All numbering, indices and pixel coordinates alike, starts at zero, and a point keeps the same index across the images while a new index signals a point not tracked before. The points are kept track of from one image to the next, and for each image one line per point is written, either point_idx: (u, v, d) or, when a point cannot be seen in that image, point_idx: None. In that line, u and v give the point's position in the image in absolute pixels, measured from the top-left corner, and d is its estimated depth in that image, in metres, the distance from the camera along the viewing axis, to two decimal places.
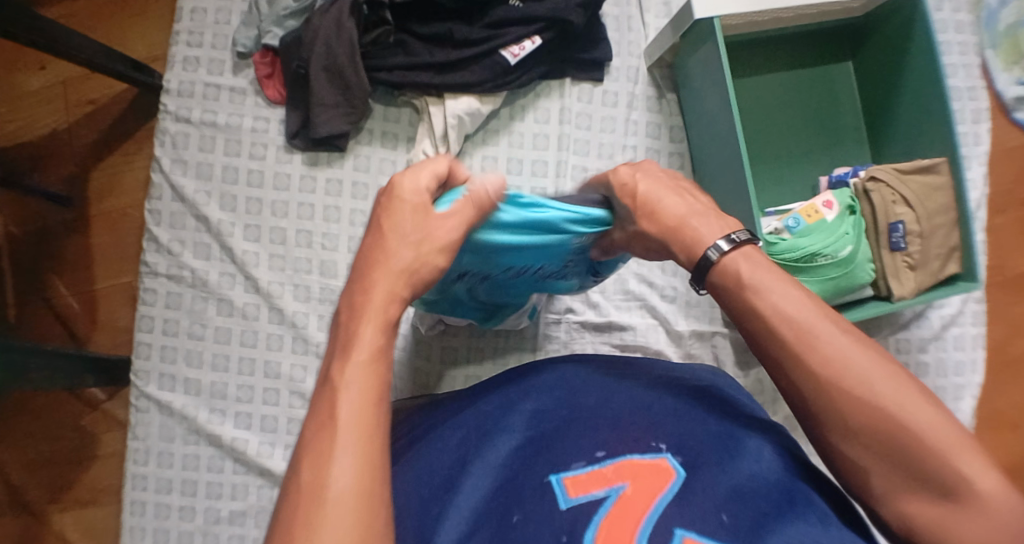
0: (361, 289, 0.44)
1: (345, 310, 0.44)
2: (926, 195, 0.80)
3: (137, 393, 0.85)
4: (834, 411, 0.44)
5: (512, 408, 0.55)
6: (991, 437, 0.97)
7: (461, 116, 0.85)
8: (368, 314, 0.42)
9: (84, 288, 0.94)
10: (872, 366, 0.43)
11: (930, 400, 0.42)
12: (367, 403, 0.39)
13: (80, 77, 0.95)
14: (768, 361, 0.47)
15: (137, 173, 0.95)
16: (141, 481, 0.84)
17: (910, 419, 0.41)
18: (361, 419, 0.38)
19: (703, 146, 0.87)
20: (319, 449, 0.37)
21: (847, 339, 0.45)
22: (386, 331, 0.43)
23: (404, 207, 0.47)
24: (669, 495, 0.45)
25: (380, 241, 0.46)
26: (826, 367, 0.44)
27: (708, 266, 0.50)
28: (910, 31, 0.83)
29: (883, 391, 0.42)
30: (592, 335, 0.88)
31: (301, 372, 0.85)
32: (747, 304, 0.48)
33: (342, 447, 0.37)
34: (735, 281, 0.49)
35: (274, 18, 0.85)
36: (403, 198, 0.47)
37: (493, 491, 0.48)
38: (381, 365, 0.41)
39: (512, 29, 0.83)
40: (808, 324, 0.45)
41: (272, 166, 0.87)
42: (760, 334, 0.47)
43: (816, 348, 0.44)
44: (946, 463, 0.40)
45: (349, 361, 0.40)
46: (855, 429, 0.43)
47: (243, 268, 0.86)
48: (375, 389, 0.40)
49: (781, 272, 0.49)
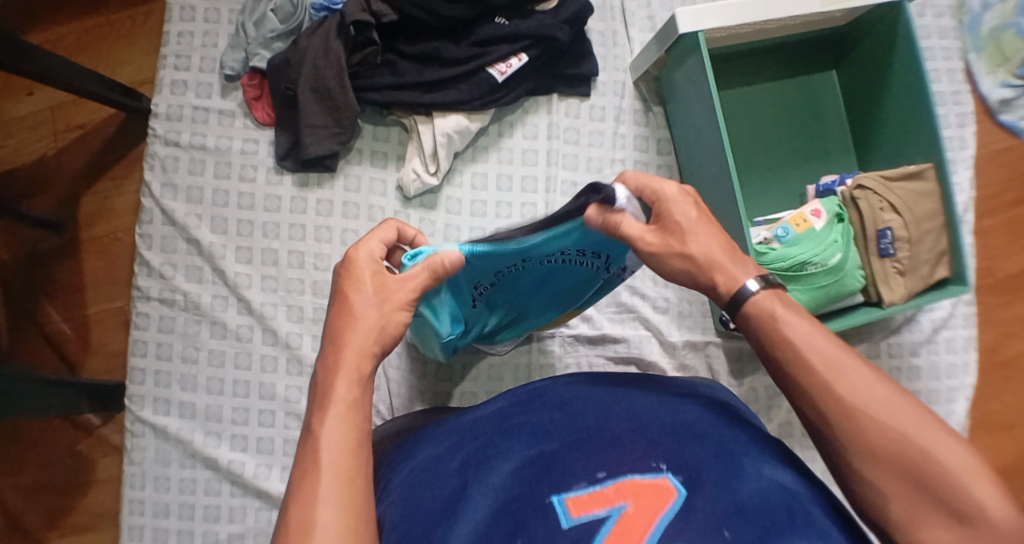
0: (336, 350, 0.51)
1: (321, 370, 0.50)
2: (913, 201, 0.81)
3: (132, 417, 0.85)
4: (859, 437, 0.46)
5: (522, 426, 0.56)
6: (983, 437, 0.98)
7: (450, 134, 0.86)
8: (340, 370, 0.49)
9: (76, 313, 0.93)
10: (892, 398, 0.47)
11: (947, 431, 0.45)
12: (346, 457, 0.45)
13: (67, 102, 0.95)
14: (794, 390, 0.51)
15: (127, 198, 0.95)
16: (138, 506, 0.84)
17: (930, 445, 0.44)
18: (341, 471, 0.44)
19: (691, 158, 0.88)
20: (304, 494, 0.43)
21: (872, 373, 0.48)
22: (360, 383, 0.50)
23: (361, 273, 0.54)
24: (669, 514, 0.45)
25: (345, 306, 0.53)
26: (853, 394, 0.47)
27: (744, 299, 0.54)
28: (893, 40, 0.84)
29: (905, 420, 0.46)
30: (587, 348, 0.88)
31: (296, 393, 0.85)
32: (778, 335, 0.51)
33: (328, 493, 0.43)
34: (769, 314, 0.53)
35: (261, 40, 0.86)
36: (355, 262, 0.55)
37: (507, 501, 0.48)
38: (357, 414, 0.48)
39: (498, 47, 0.84)
40: (835, 357, 0.49)
41: (263, 188, 0.87)
42: (787, 365, 0.51)
43: (844, 378, 0.48)
44: (963, 487, 0.43)
45: (326, 414, 0.47)
46: (880, 453, 0.46)
47: (236, 290, 0.86)
48: (353, 434, 0.46)
49: (808, 314, 0.53)
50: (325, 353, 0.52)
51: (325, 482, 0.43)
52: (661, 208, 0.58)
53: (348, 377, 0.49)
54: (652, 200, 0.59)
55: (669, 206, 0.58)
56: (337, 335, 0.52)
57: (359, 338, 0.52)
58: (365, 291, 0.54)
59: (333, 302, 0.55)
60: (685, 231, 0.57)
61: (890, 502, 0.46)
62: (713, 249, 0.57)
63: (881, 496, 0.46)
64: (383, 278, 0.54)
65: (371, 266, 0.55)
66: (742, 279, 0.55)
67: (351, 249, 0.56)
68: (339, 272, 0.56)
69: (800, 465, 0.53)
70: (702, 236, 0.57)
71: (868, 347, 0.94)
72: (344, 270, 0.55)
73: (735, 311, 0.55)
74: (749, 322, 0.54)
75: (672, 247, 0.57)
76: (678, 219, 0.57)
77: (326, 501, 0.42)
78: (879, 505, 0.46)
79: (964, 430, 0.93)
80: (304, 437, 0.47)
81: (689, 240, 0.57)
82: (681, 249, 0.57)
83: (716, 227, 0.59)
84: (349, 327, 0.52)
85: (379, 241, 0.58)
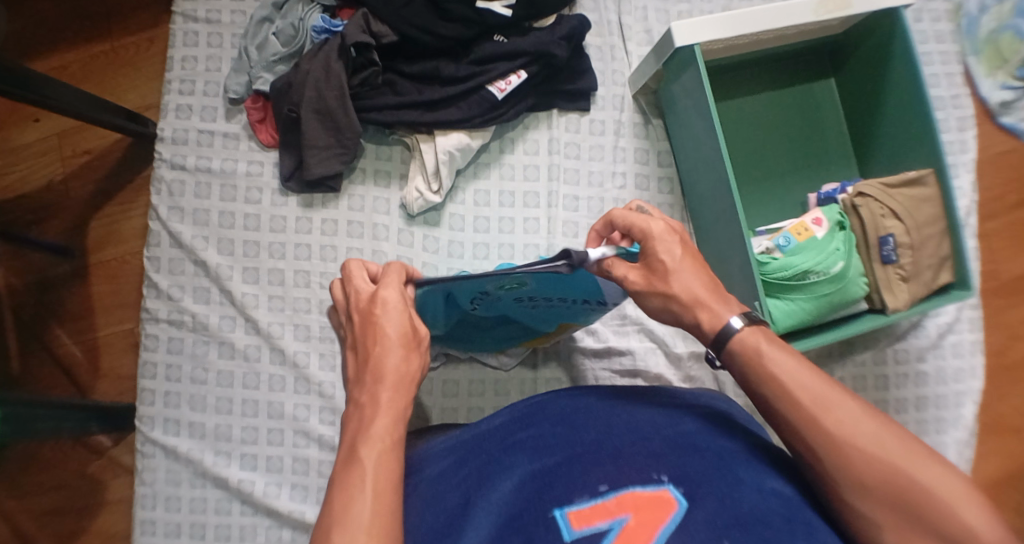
0: (376, 390, 0.51)
1: (361, 406, 0.51)
2: (914, 207, 0.81)
3: (142, 438, 0.85)
4: (849, 469, 0.47)
5: (517, 447, 0.55)
6: (991, 441, 0.98)
7: (452, 152, 0.86)
8: (383, 408, 0.50)
9: (85, 336, 0.94)
10: (878, 429, 0.47)
11: (937, 460, 0.46)
12: (385, 484, 0.45)
13: (73, 128, 0.97)
14: (783, 425, 0.51)
15: (134, 222, 0.96)
16: (150, 526, 0.84)
17: (920, 475, 0.45)
18: (381, 495, 0.45)
19: (691, 170, 0.88)
20: (345, 520, 0.43)
21: (858, 406, 0.48)
22: (399, 422, 0.50)
23: (395, 314, 0.55)
24: (670, 526, 0.46)
25: (383, 350, 0.53)
26: (839, 427, 0.47)
27: (728, 337, 0.55)
28: (889, 47, 0.84)
29: (893, 450, 0.46)
30: (592, 361, 0.89)
31: (304, 412, 0.85)
32: (763, 370, 0.52)
33: (365, 520, 0.43)
34: (753, 350, 0.53)
35: (264, 64, 0.87)
36: (391, 305, 0.55)
37: (512, 517, 0.48)
38: (395, 452, 0.48)
39: (497, 65, 0.85)
40: (821, 391, 0.49)
41: (268, 209, 0.88)
42: (775, 401, 0.51)
43: (831, 413, 0.48)
44: (955, 514, 0.43)
45: (373, 449, 0.47)
46: (871, 486, 0.46)
47: (243, 310, 0.87)
48: (391, 471, 0.46)
49: (787, 345, 0.54)
50: (364, 394, 0.51)
51: (369, 507, 0.44)
52: (647, 246, 0.60)
53: (391, 415, 0.50)
54: (640, 238, 0.60)
55: (653, 244, 0.59)
56: (376, 376, 0.52)
57: (400, 382, 0.52)
58: (399, 331, 0.54)
59: (363, 342, 0.55)
60: (670, 270, 0.58)
61: (885, 532, 0.46)
62: (694, 285, 0.57)
63: (876, 527, 0.46)
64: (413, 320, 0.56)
65: (405, 307, 0.56)
66: (727, 316, 0.55)
67: (381, 290, 0.56)
68: (367, 310, 0.56)
69: (803, 476, 0.53)
70: (686, 275, 0.58)
71: (874, 354, 0.94)
72: (378, 310, 0.55)
73: (721, 347, 0.55)
74: (733, 358, 0.54)
75: (655, 287, 0.59)
76: (663, 259, 0.58)
77: (366, 526, 0.43)
78: (873, 534, 0.46)
79: (972, 434, 0.93)
80: (345, 461, 0.47)
81: (672, 280, 0.58)
82: (664, 288, 0.58)
83: (703, 264, 0.59)
84: (383, 367, 0.52)
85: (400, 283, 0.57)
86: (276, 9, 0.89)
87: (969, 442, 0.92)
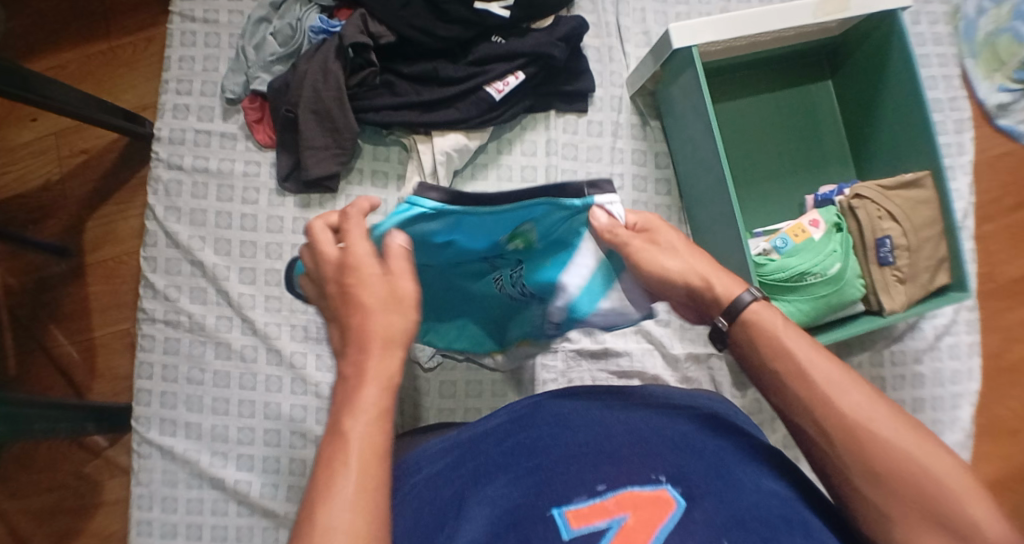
0: (362, 353, 0.46)
1: (348, 370, 0.46)
2: (911, 209, 0.81)
3: (139, 438, 0.85)
4: (860, 454, 0.47)
5: (522, 443, 0.55)
6: (988, 443, 0.98)
7: (450, 153, 0.87)
8: (370, 376, 0.45)
9: (82, 336, 0.94)
10: (891, 415, 0.47)
11: (943, 449, 0.46)
12: (372, 459, 0.42)
13: (71, 128, 0.96)
14: (792, 403, 0.50)
15: (131, 222, 0.96)
16: (146, 527, 0.84)
17: (930, 465, 0.45)
18: (366, 473, 0.41)
19: (688, 171, 0.88)
20: (328, 498, 0.40)
21: (871, 392, 0.48)
22: (389, 389, 0.45)
23: (368, 278, 0.49)
24: (669, 526, 0.45)
25: (364, 313, 0.48)
26: (854, 409, 0.47)
27: (741, 308, 0.54)
28: (886, 49, 0.85)
29: (904, 438, 0.46)
30: (590, 362, 0.89)
31: (301, 412, 0.85)
32: (779, 347, 0.51)
33: (353, 502, 0.40)
34: (768, 330, 0.52)
35: (262, 64, 0.87)
36: (363, 267, 0.49)
37: (515, 512, 0.48)
38: (385, 422, 0.44)
39: (494, 66, 0.85)
40: (836, 374, 0.49)
41: (265, 210, 0.88)
42: (788, 382, 0.51)
43: (845, 395, 0.48)
44: (961, 506, 0.43)
45: (358, 420, 0.43)
46: (881, 472, 0.46)
47: (241, 310, 0.87)
48: (379, 443, 0.43)
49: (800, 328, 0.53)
50: (350, 357, 0.47)
51: (351, 485, 0.40)
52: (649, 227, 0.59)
53: (379, 381, 0.45)
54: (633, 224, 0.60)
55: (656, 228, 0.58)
56: (361, 339, 0.47)
57: (387, 343, 0.47)
58: (376, 296, 0.48)
59: (344, 309, 0.50)
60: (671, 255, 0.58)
61: (890, 522, 0.46)
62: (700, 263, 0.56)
63: (880, 515, 0.46)
64: (392, 279, 0.49)
65: (378, 267, 0.49)
66: (737, 288, 0.55)
67: (347, 253, 0.50)
68: (338, 276, 0.50)
69: (801, 478, 0.53)
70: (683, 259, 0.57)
71: (872, 356, 0.95)
72: (350, 276, 0.49)
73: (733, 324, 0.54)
74: (745, 336, 0.54)
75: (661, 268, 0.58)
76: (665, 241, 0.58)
77: (351, 506, 0.40)
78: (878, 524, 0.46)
79: (969, 436, 0.93)
80: (329, 436, 0.43)
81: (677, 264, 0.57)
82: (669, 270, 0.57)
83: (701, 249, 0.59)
84: (365, 332, 0.47)
85: (367, 238, 0.50)
86: (274, 10, 0.89)
87: (966, 444, 0.92)
